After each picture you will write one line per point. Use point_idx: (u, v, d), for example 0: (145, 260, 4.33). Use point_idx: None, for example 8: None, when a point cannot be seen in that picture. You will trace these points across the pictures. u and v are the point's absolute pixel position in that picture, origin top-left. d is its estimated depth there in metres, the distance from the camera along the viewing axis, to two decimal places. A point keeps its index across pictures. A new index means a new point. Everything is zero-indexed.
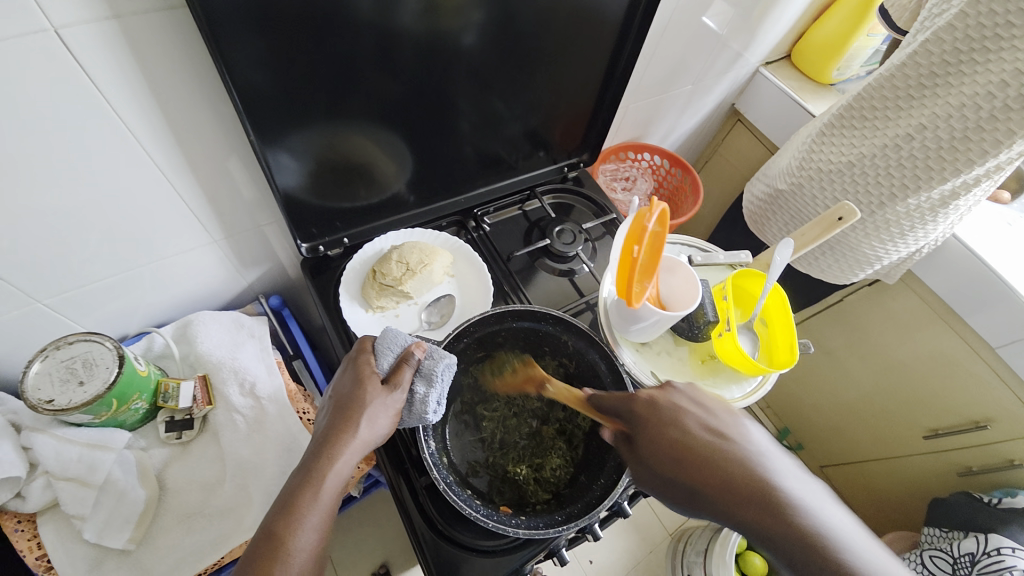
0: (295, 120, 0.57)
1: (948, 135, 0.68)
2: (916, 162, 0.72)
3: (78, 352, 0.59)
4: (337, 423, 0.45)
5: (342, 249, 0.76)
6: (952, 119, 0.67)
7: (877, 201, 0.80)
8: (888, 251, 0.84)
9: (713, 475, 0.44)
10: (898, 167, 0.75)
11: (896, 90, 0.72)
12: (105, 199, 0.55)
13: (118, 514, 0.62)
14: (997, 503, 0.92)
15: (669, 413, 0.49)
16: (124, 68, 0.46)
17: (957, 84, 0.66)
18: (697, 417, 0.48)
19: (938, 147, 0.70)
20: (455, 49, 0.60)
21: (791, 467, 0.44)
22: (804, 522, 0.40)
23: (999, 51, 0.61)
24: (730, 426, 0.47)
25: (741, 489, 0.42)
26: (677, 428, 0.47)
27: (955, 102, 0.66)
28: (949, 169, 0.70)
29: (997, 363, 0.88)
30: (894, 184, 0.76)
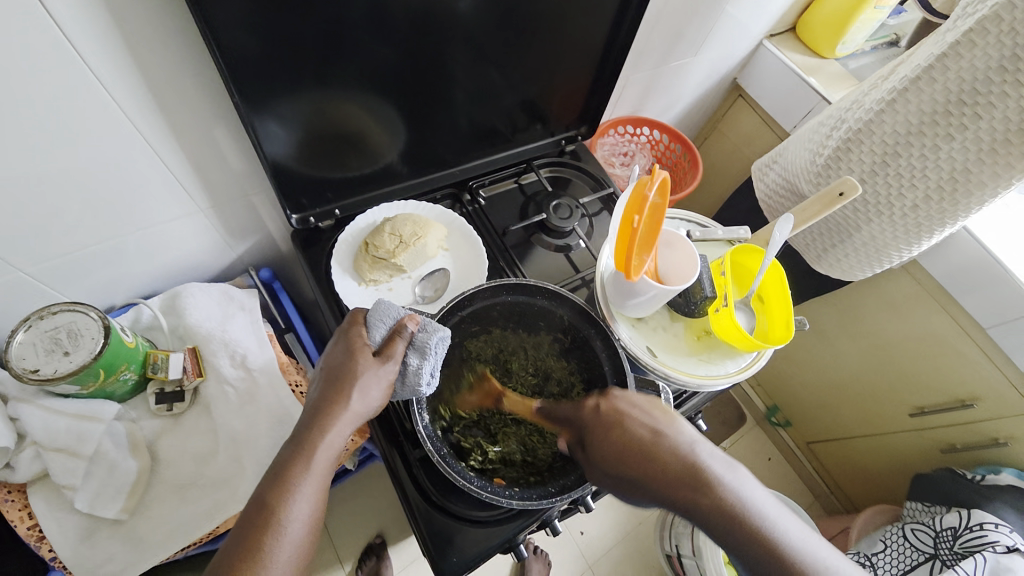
0: (285, 85, 0.55)
1: (1004, 128, 0.60)
2: (966, 159, 0.64)
3: (61, 322, 0.57)
4: (329, 394, 0.45)
5: (334, 221, 0.74)
6: (1008, 112, 0.59)
7: (909, 205, 0.72)
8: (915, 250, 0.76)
9: (651, 469, 0.45)
10: (923, 180, 0.69)
11: (936, 85, 0.64)
12: (84, 165, 0.52)
13: (110, 484, 0.62)
14: (979, 479, 0.95)
15: (612, 421, 0.50)
16: (100, 23, 0.43)
17: (1013, 74, 0.58)
18: (641, 420, 0.49)
19: (991, 142, 0.62)
20: (451, 14, 0.58)
21: (725, 457, 0.46)
22: (727, 506, 0.43)
23: None
24: (668, 418, 0.49)
25: (669, 477, 0.45)
26: (619, 431, 0.48)
27: (1013, 94, 0.58)
28: (999, 167, 0.62)
29: (985, 343, 0.89)
30: (918, 197, 0.71)
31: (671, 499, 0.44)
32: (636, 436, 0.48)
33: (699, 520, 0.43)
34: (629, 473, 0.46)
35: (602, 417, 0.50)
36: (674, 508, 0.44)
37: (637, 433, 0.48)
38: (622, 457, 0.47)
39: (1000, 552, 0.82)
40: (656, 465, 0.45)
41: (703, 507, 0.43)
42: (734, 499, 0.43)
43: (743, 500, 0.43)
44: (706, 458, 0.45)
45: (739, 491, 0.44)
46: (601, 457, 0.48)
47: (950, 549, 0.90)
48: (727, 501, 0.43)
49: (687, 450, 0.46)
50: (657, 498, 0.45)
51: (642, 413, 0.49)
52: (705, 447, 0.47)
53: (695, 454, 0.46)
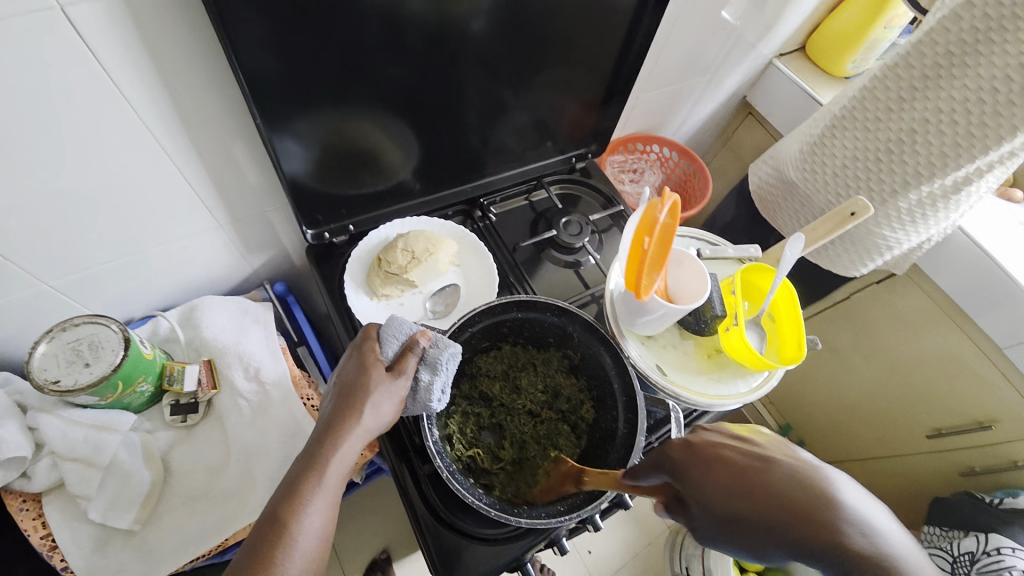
0: (303, 104, 0.56)
1: (978, 109, 0.65)
2: (942, 142, 0.69)
3: (84, 334, 0.59)
4: (341, 409, 0.45)
5: (347, 236, 0.76)
6: (980, 94, 0.65)
7: (889, 190, 0.78)
8: (901, 239, 0.82)
9: (767, 500, 0.37)
10: (901, 161, 0.75)
11: (914, 70, 0.70)
12: (110, 182, 0.54)
13: (123, 495, 0.62)
14: (998, 503, 0.91)
15: (708, 454, 0.42)
16: (128, 46, 0.45)
17: (984, 57, 0.63)
18: (739, 449, 0.42)
19: (966, 124, 0.67)
20: (465, 34, 0.59)
21: (856, 488, 0.38)
22: (870, 548, 0.34)
23: (1003, 43, 0.61)
24: (778, 447, 0.41)
25: (801, 509, 0.36)
26: (721, 461, 0.41)
27: (985, 75, 0.64)
28: (974, 149, 0.67)
29: (1003, 363, 0.87)
30: (897, 178, 0.76)
31: (798, 540, 0.35)
32: (735, 463, 0.40)
33: (840, 569, 0.34)
34: (745, 511, 0.38)
35: (694, 447, 0.43)
36: (811, 559, 0.35)
37: (736, 461, 0.41)
38: (739, 494, 0.38)
39: None
40: (782, 495, 0.37)
41: (837, 546, 0.34)
42: (879, 541, 0.34)
43: (889, 545, 0.34)
44: (838, 489, 0.37)
45: (882, 531, 0.35)
46: (703, 497, 0.40)
47: (969, 574, 0.88)
48: (869, 542, 0.34)
49: (809, 477, 0.38)
50: (783, 544, 0.35)
51: (742, 442, 0.42)
52: (840, 481, 0.38)
53: (824, 484, 0.37)
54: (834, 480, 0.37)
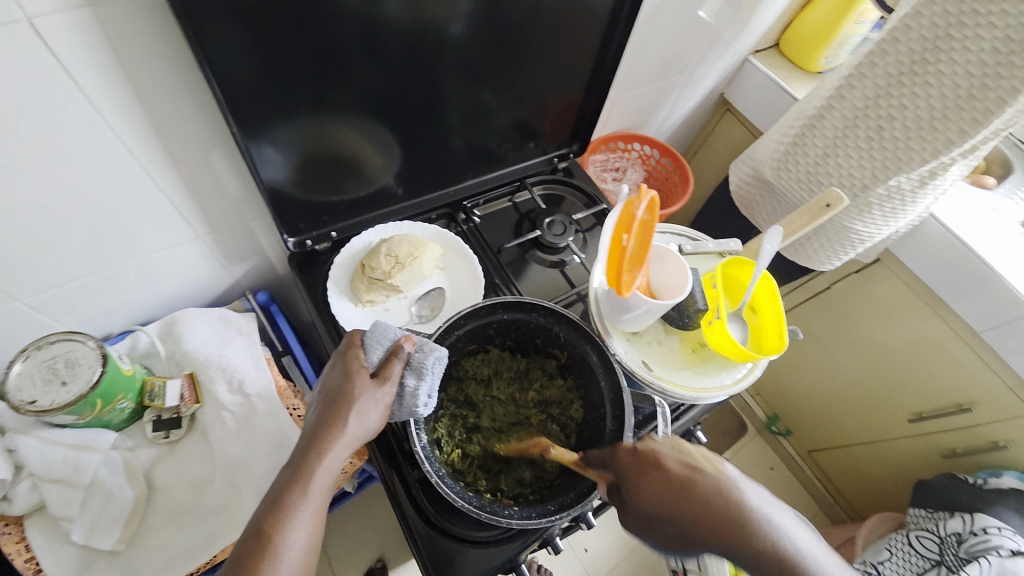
0: (280, 110, 0.56)
1: (954, 93, 0.67)
2: (918, 127, 0.71)
3: (59, 351, 0.57)
4: (326, 418, 0.45)
5: (330, 243, 0.75)
6: (956, 78, 0.66)
7: (867, 179, 0.79)
8: (875, 231, 0.84)
9: (695, 511, 0.42)
10: (879, 149, 0.76)
11: (889, 57, 0.72)
12: (83, 196, 0.53)
13: (106, 514, 0.61)
14: (982, 484, 0.94)
15: (648, 463, 0.47)
16: (99, 58, 0.45)
17: (958, 42, 0.65)
18: (676, 459, 0.46)
19: (943, 108, 0.68)
20: (443, 38, 0.59)
21: (765, 496, 0.44)
22: (783, 550, 0.40)
23: (976, 26, 0.63)
24: (709, 461, 0.46)
25: (720, 520, 0.42)
26: (659, 474, 0.45)
27: (960, 60, 0.66)
28: (952, 134, 0.68)
29: (981, 346, 0.89)
30: (876, 166, 0.77)
31: (720, 544, 0.41)
32: (673, 475, 0.45)
33: (752, 567, 0.40)
34: (680, 519, 0.43)
35: (636, 457, 0.47)
36: (730, 557, 0.41)
37: (674, 472, 0.45)
38: (677, 504, 0.43)
39: (1005, 556, 0.82)
40: (710, 508, 0.42)
41: (752, 549, 0.40)
42: (787, 546, 0.40)
43: (797, 548, 0.40)
44: (750, 500, 0.43)
45: (790, 535, 0.41)
46: (650, 500, 0.44)
47: (956, 555, 0.89)
48: (778, 544, 0.40)
49: (729, 491, 0.43)
50: (706, 546, 0.42)
51: (680, 455, 0.47)
52: (754, 492, 0.44)
53: (738, 496, 0.43)
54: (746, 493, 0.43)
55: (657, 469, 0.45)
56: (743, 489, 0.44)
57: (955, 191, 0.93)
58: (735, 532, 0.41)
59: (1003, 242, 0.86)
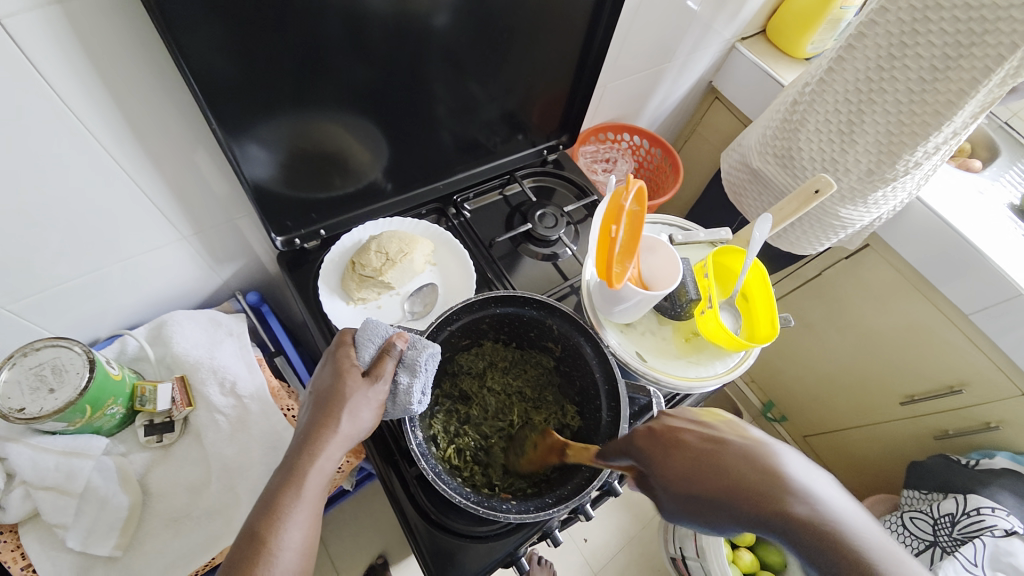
0: (262, 107, 0.55)
1: (931, 75, 0.67)
2: (898, 110, 0.72)
3: (45, 358, 0.56)
4: (318, 418, 0.44)
5: (319, 241, 0.74)
6: (932, 60, 0.67)
7: (849, 163, 0.79)
8: (860, 216, 0.84)
9: (725, 481, 0.39)
10: (861, 133, 0.77)
11: (867, 41, 0.72)
12: (67, 200, 0.52)
13: (102, 521, 0.61)
14: (974, 464, 0.96)
15: (668, 438, 0.44)
16: (72, 58, 0.43)
17: (933, 24, 0.65)
18: (697, 432, 0.44)
19: (920, 91, 0.69)
20: (427, 31, 0.59)
21: (804, 461, 0.40)
22: (822, 517, 0.37)
23: (952, 8, 0.64)
24: (732, 428, 0.43)
25: (750, 489, 0.38)
26: (681, 447, 0.43)
27: (937, 42, 0.66)
28: (929, 116, 0.69)
29: (968, 327, 0.91)
30: (857, 151, 0.78)
31: (756, 514, 0.38)
32: (695, 447, 0.43)
33: (790, 536, 0.37)
34: (711, 488, 0.40)
35: (656, 436, 0.45)
36: (767, 528, 0.37)
37: (695, 445, 0.43)
38: (709, 473, 0.41)
39: (999, 536, 0.84)
40: (739, 477, 0.39)
41: (787, 515, 0.37)
42: (824, 509, 0.37)
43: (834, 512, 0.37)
44: (789, 463, 0.39)
45: (825, 497, 0.38)
46: (683, 473, 0.42)
47: (950, 536, 0.91)
48: (816, 509, 0.37)
49: (758, 456, 0.40)
50: (739, 519, 0.38)
51: (701, 428, 0.44)
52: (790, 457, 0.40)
53: (773, 460, 0.40)
54: (778, 456, 0.40)
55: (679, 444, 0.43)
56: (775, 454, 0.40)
57: (943, 175, 0.93)
58: (766, 499, 0.38)
59: (990, 224, 0.87)
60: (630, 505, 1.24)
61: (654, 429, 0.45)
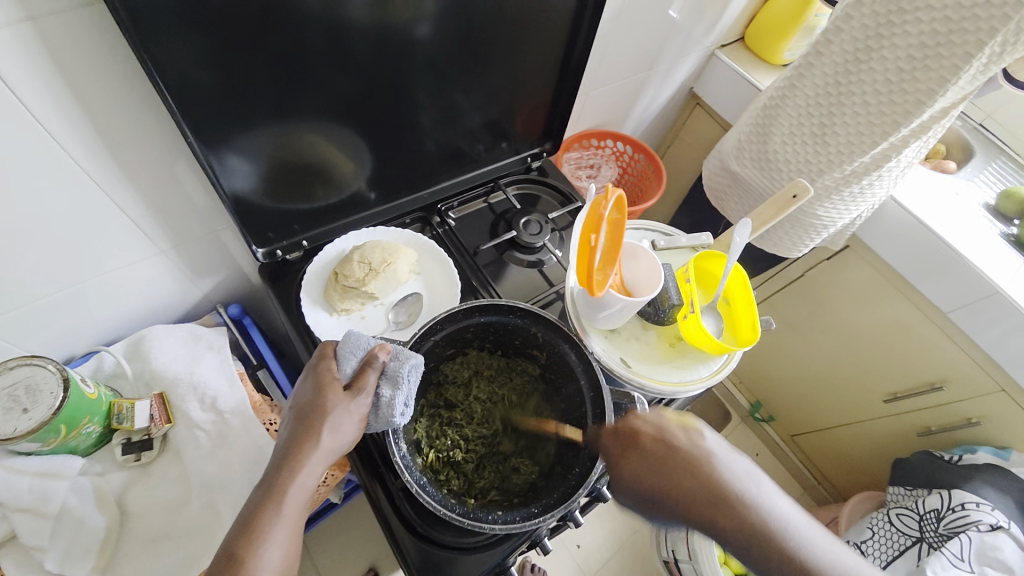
0: (241, 118, 0.54)
1: (897, 77, 0.69)
2: (867, 111, 0.73)
3: (19, 377, 0.55)
4: (298, 433, 0.44)
5: (301, 252, 0.74)
6: (898, 62, 0.68)
7: (822, 164, 0.81)
8: (838, 215, 0.86)
9: (677, 488, 0.46)
10: (833, 135, 0.78)
11: (832, 49, 0.74)
12: (37, 216, 0.51)
13: (78, 543, 0.59)
14: (957, 460, 0.98)
15: (630, 439, 0.50)
16: (42, 71, 0.43)
17: (898, 27, 0.67)
18: (657, 434, 0.50)
19: (888, 92, 0.70)
20: (409, 40, 0.59)
21: (751, 471, 0.47)
22: (757, 524, 0.43)
23: (914, 11, 0.65)
24: (690, 437, 0.49)
25: (699, 497, 0.45)
26: (641, 451, 0.49)
27: (902, 44, 0.67)
28: (898, 115, 0.70)
29: (948, 326, 0.92)
30: (830, 152, 0.79)
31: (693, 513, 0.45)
32: (654, 450, 0.48)
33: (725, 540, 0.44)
34: (661, 489, 0.47)
35: (618, 433, 0.51)
36: (705, 528, 0.45)
37: (653, 448, 0.48)
38: (661, 476, 0.47)
39: (985, 531, 0.86)
40: (685, 484, 0.46)
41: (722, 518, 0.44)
42: (763, 521, 0.44)
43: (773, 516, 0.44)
44: (733, 474, 0.46)
45: (766, 507, 0.45)
46: (639, 474, 0.48)
47: (936, 532, 0.91)
48: (748, 516, 0.44)
49: (709, 466, 0.46)
50: (679, 515, 0.46)
51: (659, 430, 0.49)
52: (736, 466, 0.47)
53: (721, 469, 0.46)
54: (725, 467, 0.46)
55: (639, 449, 0.49)
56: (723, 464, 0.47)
57: (919, 177, 0.95)
58: (706, 503, 0.45)
59: (964, 224, 0.89)
60: (621, 509, 1.24)
61: (617, 430, 0.51)
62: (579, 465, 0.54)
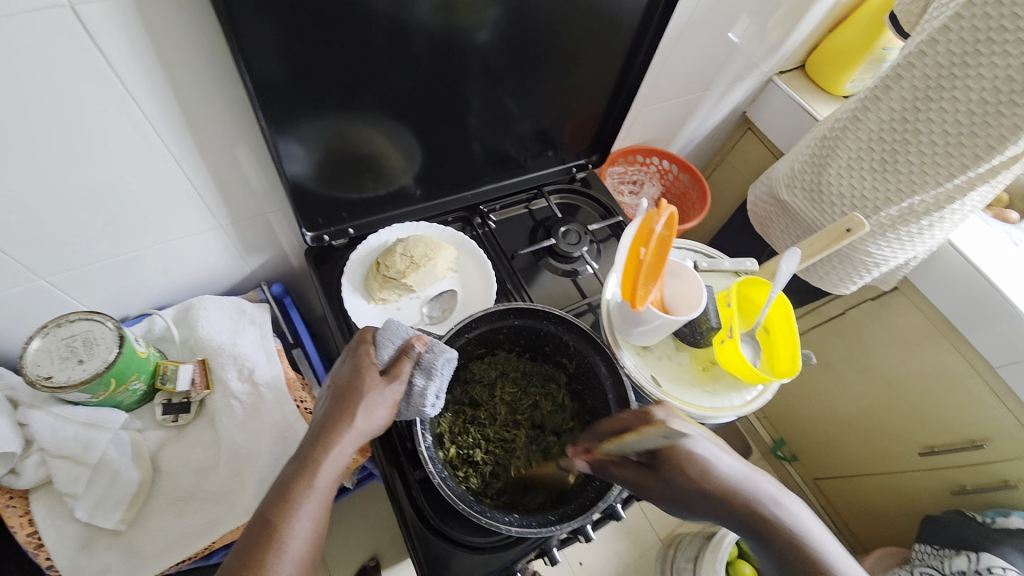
0: (308, 107, 0.57)
1: (968, 120, 0.67)
2: (933, 151, 0.71)
3: (78, 330, 0.59)
4: (334, 412, 0.45)
5: (347, 239, 0.76)
6: (969, 105, 0.66)
7: (878, 201, 0.79)
8: (890, 254, 0.83)
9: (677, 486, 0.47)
10: (893, 173, 0.76)
11: (903, 83, 0.72)
12: (109, 182, 0.55)
13: (111, 494, 0.62)
14: (990, 523, 0.91)
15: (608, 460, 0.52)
16: (135, 46, 0.46)
17: (973, 69, 0.65)
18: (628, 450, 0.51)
19: (957, 134, 0.68)
20: (470, 45, 0.60)
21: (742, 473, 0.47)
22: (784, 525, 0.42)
23: (992, 55, 0.63)
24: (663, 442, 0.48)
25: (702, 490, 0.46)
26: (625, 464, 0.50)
27: (974, 87, 0.65)
28: (966, 159, 0.68)
29: (997, 383, 0.87)
30: (889, 189, 0.77)
31: (725, 512, 0.45)
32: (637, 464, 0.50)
33: (759, 536, 0.43)
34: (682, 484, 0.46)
35: (627, 427, 0.53)
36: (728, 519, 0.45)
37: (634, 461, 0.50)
38: (679, 467, 0.47)
39: None
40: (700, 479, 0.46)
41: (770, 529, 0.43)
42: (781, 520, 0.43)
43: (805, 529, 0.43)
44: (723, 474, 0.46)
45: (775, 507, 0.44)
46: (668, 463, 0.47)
47: None
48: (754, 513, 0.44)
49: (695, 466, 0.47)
50: (714, 514, 0.45)
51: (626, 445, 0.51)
52: (743, 473, 0.47)
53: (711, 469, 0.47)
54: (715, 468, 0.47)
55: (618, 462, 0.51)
56: (727, 470, 0.47)
57: (975, 224, 0.91)
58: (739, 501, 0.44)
59: None
60: (628, 532, 1.21)
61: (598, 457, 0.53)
62: (599, 478, 0.55)
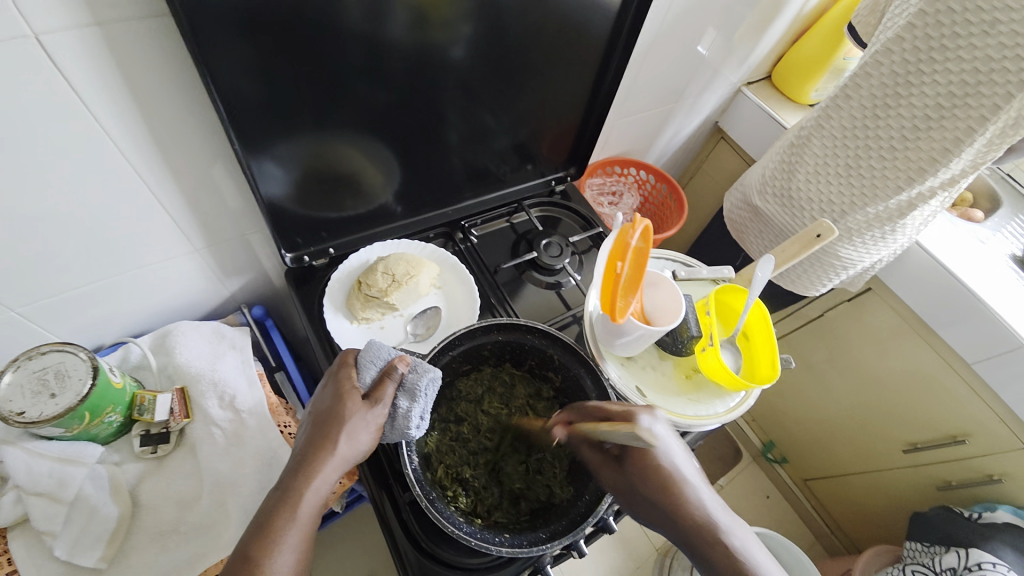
0: (282, 128, 0.57)
1: (925, 124, 0.69)
2: (894, 156, 0.73)
3: (49, 363, 0.57)
4: (315, 439, 0.45)
5: (327, 259, 0.75)
6: (926, 110, 0.69)
7: (845, 205, 0.81)
8: (862, 256, 0.85)
9: (642, 490, 0.49)
10: (859, 177, 0.78)
11: (862, 91, 0.75)
12: (81, 211, 0.54)
13: (89, 531, 0.60)
14: (976, 517, 0.93)
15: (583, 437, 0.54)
16: (104, 73, 0.45)
17: (927, 76, 0.68)
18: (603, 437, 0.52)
19: (915, 138, 0.71)
20: (445, 62, 0.61)
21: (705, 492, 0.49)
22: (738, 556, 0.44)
23: (945, 61, 0.66)
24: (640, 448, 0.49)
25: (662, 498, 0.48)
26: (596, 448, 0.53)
27: (929, 93, 0.68)
28: (924, 163, 0.70)
29: (970, 376, 0.90)
30: (854, 193, 0.79)
31: (678, 524, 0.47)
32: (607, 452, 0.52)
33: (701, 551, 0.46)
34: (644, 490, 0.48)
35: (612, 417, 0.51)
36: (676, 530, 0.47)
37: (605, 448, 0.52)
38: (646, 477, 0.49)
39: None
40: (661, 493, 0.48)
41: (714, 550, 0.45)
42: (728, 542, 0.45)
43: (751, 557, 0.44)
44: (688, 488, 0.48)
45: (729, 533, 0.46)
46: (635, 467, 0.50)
47: None
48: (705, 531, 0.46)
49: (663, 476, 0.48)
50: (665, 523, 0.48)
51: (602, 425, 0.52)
52: (704, 491, 0.49)
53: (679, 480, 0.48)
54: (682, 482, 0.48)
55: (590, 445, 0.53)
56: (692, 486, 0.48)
57: (942, 224, 0.94)
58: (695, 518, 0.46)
59: (990, 272, 0.88)
60: (625, 543, 1.21)
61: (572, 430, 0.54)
62: (588, 493, 0.55)
